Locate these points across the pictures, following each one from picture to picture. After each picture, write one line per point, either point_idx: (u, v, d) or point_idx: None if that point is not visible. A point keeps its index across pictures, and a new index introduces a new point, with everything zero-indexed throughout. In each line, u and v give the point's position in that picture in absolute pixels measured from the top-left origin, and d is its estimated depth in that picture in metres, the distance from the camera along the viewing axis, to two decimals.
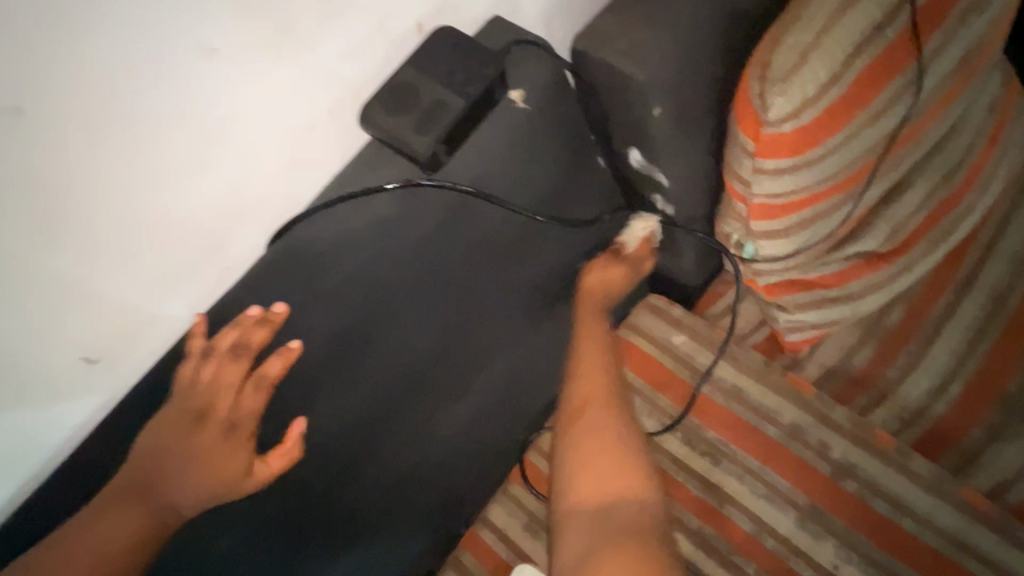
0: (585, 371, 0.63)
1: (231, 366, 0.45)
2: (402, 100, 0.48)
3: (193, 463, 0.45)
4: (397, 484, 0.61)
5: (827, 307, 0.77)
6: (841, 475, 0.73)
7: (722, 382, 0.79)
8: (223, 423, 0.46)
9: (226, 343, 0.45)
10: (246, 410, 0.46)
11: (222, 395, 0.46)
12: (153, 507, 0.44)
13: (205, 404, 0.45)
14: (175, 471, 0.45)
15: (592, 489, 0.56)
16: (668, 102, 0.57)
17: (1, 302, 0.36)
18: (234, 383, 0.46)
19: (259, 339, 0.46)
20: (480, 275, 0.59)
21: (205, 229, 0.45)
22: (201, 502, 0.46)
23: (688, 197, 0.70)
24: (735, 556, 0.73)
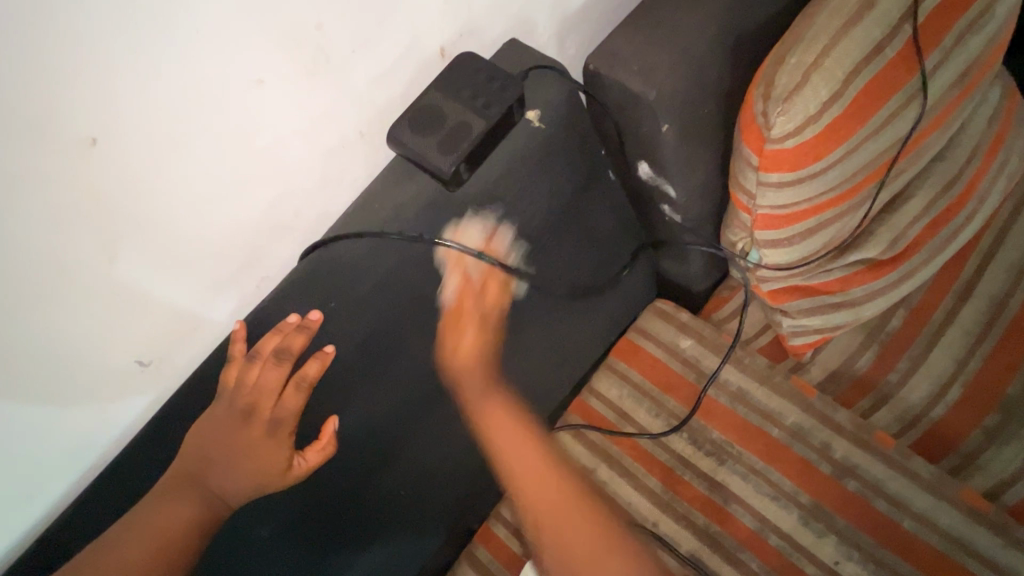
0: (513, 447, 0.59)
1: (273, 369, 0.49)
2: (429, 121, 0.52)
3: (239, 458, 0.49)
4: (418, 481, 0.65)
5: (830, 313, 0.79)
6: (843, 475, 0.75)
7: (727, 384, 0.82)
8: (267, 422, 0.50)
9: (270, 346, 0.49)
10: (287, 412, 0.50)
11: (265, 396, 0.50)
12: (204, 493, 0.49)
13: (251, 404, 0.50)
14: (222, 463, 0.49)
15: (578, 557, 0.52)
16: (676, 117, 0.60)
17: (73, 309, 0.40)
18: (274, 386, 0.50)
19: (299, 344, 0.50)
20: None
21: (248, 242, 0.49)
22: (246, 493, 0.50)
23: (695, 206, 0.72)
24: (740, 553, 0.75)
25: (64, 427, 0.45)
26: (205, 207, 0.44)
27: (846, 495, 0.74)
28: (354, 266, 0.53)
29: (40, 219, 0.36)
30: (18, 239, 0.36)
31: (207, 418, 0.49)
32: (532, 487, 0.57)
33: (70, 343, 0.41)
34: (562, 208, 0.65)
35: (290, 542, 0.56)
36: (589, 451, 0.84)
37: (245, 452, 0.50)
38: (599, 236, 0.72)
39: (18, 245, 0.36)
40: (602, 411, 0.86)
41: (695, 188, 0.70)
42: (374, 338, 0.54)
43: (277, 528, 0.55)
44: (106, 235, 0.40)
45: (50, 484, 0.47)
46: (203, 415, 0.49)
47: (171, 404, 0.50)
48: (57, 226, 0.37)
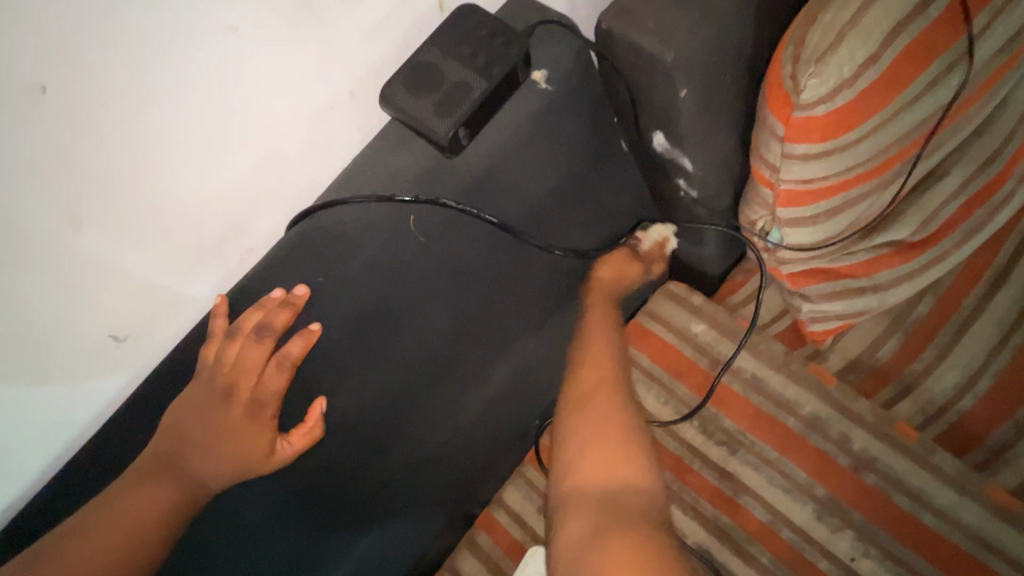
0: (590, 390, 0.58)
1: (254, 347, 0.46)
2: (424, 81, 0.47)
3: (220, 442, 0.47)
4: (417, 465, 0.62)
5: (853, 298, 0.75)
6: (861, 468, 0.71)
7: (741, 371, 0.78)
8: (247, 403, 0.47)
9: (252, 322, 0.47)
10: (270, 391, 0.48)
11: (246, 375, 0.47)
12: (182, 481, 0.47)
13: (229, 381, 0.47)
14: (201, 449, 0.47)
15: (599, 472, 0.51)
16: (695, 83, 0.55)
17: (34, 282, 0.37)
18: (256, 364, 0.47)
19: (282, 320, 0.47)
20: (501, 260, 0.59)
21: (228, 210, 0.46)
22: (227, 479, 0.48)
23: (712, 181, 0.68)
24: (750, 546, 0.72)
25: (32, 406, 0.42)
26: (178, 170, 0.40)
27: (864, 490, 0.71)
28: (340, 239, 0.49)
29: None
30: None
31: (184, 398, 0.47)
32: (586, 429, 0.55)
33: (31, 317, 0.38)
34: (568, 181, 0.61)
35: (278, 527, 0.54)
36: None
37: (223, 439, 0.47)
38: (606, 212, 0.69)
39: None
40: None
41: (713, 162, 0.65)
42: (366, 315, 0.51)
43: (261, 513, 0.52)
44: (65, 200, 0.36)
45: (24, 464, 0.45)
46: (182, 391, 0.47)
47: (150, 382, 0.48)
48: (7, 188, 0.33)
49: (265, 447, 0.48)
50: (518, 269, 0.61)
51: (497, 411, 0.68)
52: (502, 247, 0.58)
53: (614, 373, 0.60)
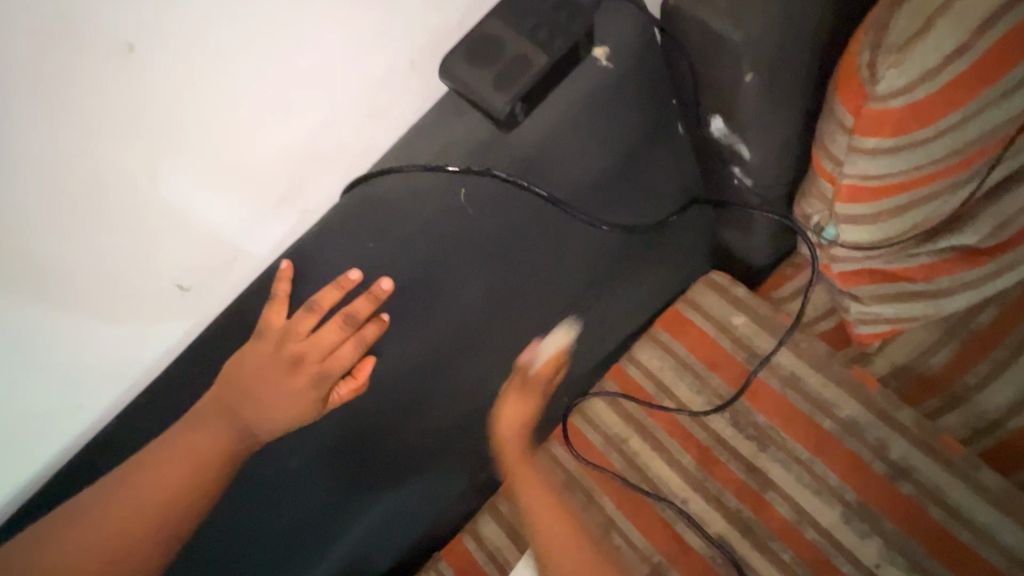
0: None
1: (335, 330, 0.50)
2: (486, 53, 0.47)
3: (281, 398, 0.51)
4: (451, 432, 0.65)
5: (907, 303, 0.73)
6: (896, 477, 0.70)
7: (780, 368, 0.77)
8: (314, 372, 0.51)
9: (330, 302, 0.49)
10: (338, 366, 0.51)
11: (315, 349, 0.50)
12: (237, 426, 0.51)
13: (300, 352, 0.50)
14: (261, 399, 0.51)
15: None
16: (762, 67, 0.53)
17: (115, 228, 0.41)
18: (330, 342, 0.50)
19: (365, 309, 0.50)
20: (546, 240, 0.59)
21: (290, 173, 0.48)
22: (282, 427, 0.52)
23: (770, 170, 0.65)
24: (773, 543, 0.71)
25: (108, 340, 0.46)
26: (240, 129, 0.42)
27: (898, 499, 0.69)
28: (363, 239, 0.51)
29: (58, 127, 0.35)
30: (60, 152, 0.36)
31: (244, 351, 0.49)
32: None
33: (105, 257, 0.41)
34: (620, 164, 0.60)
35: (316, 477, 0.58)
36: (623, 420, 0.82)
37: (285, 398, 0.51)
38: (658, 196, 0.68)
39: (40, 152, 0.35)
40: (641, 381, 0.83)
41: (771, 153, 0.63)
42: (407, 284, 0.52)
43: (303, 463, 0.56)
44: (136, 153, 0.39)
45: (89, 401, 0.48)
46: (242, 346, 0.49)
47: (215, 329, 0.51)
48: (84, 136, 0.36)
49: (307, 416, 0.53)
50: (559, 252, 0.61)
51: (529, 387, 0.69)
52: (544, 227, 0.58)
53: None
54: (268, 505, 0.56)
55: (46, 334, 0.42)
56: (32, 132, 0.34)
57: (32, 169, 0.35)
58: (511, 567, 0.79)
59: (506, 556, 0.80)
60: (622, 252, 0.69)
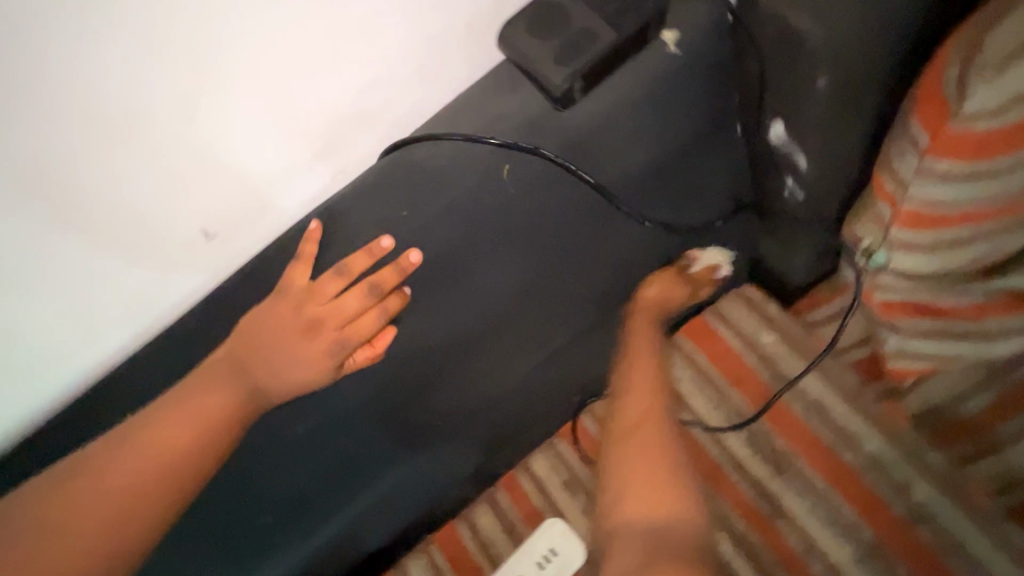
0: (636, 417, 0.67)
1: (359, 296, 0.49)
2: (552, 24, 0.48)
3: (291, 363, 0.49)
4: (461, 419, 0.63)
5: (950, 341, 0.70)
6: (916, 521, 0.67)
7: (805, 393, 0.75)
8: (333, 338, 0.49)
9: (358, 268, 0.48)
10: (357, 335, 0.49)
11: (336, 315, 0.49)
12: (244, 387, 0.49)
13: (318, 316, 0.49)
14: (272, 361, 0.49)
15: (640, 507, 0.59)
16: (837, 73, 0.50)
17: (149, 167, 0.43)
18: (352, 308, 0.49)
19: (391, 279, 0.49)
20: (585, 231, 0.57)
21: (325, 130, 0.50)
22: (288, 394, 0.51)
23: (824, 185, 0.62)
24: (777, 573, 0.68)
25: (122, 279, 0.47)
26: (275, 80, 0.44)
27: (915, 544, 0.66)
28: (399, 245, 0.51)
29: (105, 58, 0.37)
30: (104, 86, 0.38)
31: (264, 309, 0.49)
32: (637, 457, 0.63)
33: (132, 191, 0.43)
34: (670, 159, 0.57)
35: (321, 445, 0.56)
36: None
37: (292, 365, 0.49)
38: (703, 198, 0.64)
39: (82, 83, 0.37)
40: None
41: (829, 168, 0.60)
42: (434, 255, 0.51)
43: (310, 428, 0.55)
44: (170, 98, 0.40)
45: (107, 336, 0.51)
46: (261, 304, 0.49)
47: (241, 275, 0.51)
48: (109, 65, 0.38)
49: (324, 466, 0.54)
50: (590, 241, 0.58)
51: (545, 381, 0.66)
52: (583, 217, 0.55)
53: (655, 404, 0.68)
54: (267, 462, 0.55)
55: (64, 266, 0.43)
56: (77, 55, 0.36)
57: (77, 100, 0.38)
58: (502, 560, 0.77)
59: (499, 548, 0.78)
60: (659, 253, 0.66)
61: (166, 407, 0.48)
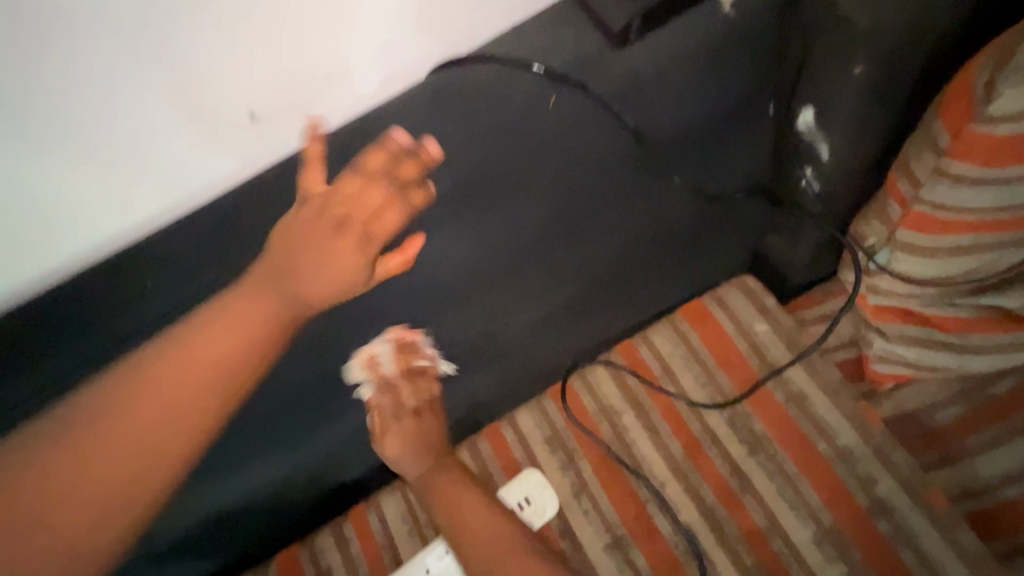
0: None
1: (376, 189, 0.55)
2: None
3: (321, 259, 0.56)
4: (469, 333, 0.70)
5: (931, 350, 0.73)
6: (876, 513, 0.70)
7: (789, 382, 0.77)
8: (358, 233, 0.55)
9: (376, 164, 0.56)
10: (382, 228, 0.56)
11: (357, 209, 0.55)
12: (282, 298, 0.58)
13: (341, 216, 0.55)
14: (303, 263, 0.57)
15: None
16: (871, 63, 0.58)
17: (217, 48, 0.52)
18: (375, 203, 0.55)
19: (407, 170, 0.57)
20: (607, 181, 0.62)
21: (371, 41, 0.59)
22: (327, 293, 0.59)
23: (841, 177, 0.67)
24: (738, 547, 0.71)
25: (176, 144, 0.56)
26: None
27: (873, 535, 0.69)
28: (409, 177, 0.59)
29: None
30: None
31: (303, 224, 0.57)
32: None
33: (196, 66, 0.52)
34: (703, 127, 0.62)
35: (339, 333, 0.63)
36: (622, 394, 0.81)
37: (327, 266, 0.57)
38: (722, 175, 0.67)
39: None
40: (648, 361, 0.83)
41: (848, 162, 0.65)
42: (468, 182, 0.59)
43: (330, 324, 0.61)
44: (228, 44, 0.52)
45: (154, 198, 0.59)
46: (297, 215, 0.58)
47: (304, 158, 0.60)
48: None
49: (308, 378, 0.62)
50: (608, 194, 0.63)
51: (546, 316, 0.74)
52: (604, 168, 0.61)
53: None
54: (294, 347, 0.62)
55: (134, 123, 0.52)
56: None
57: None
58: None
59: None
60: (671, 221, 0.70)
61: (189, 336, 0.57)
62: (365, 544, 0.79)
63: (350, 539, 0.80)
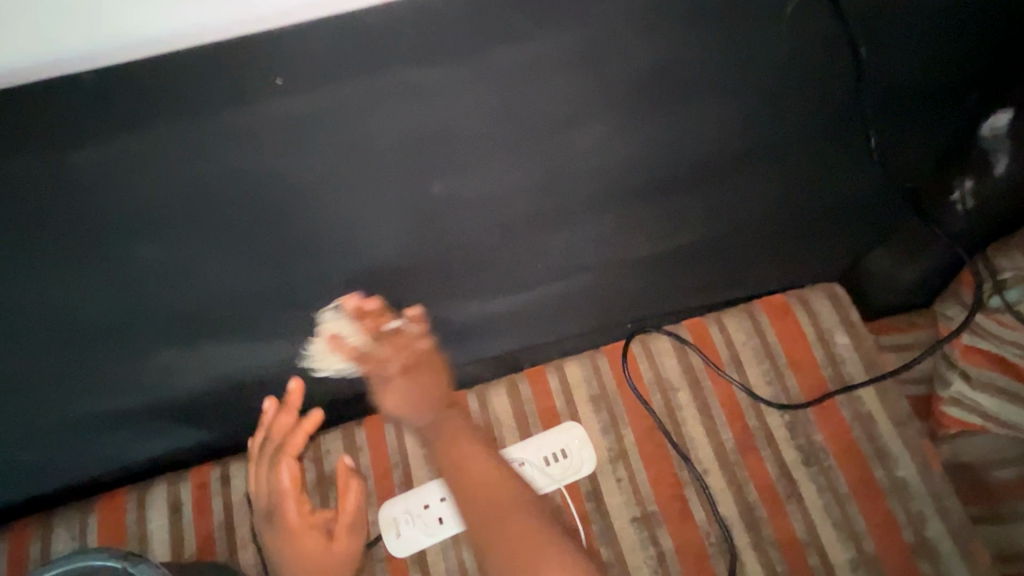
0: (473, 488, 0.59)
1: (286, 419, 0.71)
2: None
3: (268, 493, 0.68)
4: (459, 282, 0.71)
5: (1012, 406, 0.71)
6: (920, 553, 0.67)
7: (859, 403, 0.73)
8: (290, 457, 0.69)
9: (281, 422, 0.71)
10: (296, 438, 0.70)
11: (287, 437, 0.70)
12: (275, 539, 0.66)
13: (281, 442, 0.70)
14: (263, 508, 0.68)
15: None
16: None
17: None
18: (288, 424, 0.71)
19: (299, 426, 0.70)
20: (749, 127, 0.63)
21: None
22: (280, 528, 0.66)
23: (1001, 197, 0.68)
24: (772, 553, 0.67)
25: None
26: None
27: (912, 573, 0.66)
28: (556, 73, 0.54)
29: None
30: None
31: (281, 522, 0.66)
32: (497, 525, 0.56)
33: None
34: (870, 96, 0.64)
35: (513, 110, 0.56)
36: (682, 370, 0.76)
37: (291, 533, 0.66)
38: (839, 164, 0.69)
39: None
40: (717, 343, 0.78)
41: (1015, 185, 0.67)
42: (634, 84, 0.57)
43: (449, 189, 0.61)
44: None
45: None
46: (264, 452, 0.70)
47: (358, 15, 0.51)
48: None
49: (355, 553, 0.67)
50: (747, 136, 0.64)
51: (606, 258, 0.72)
52: (777, 92, 0.61)
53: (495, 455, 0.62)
54: (416, 182, 0.60)
55: None
56: None
57: None
58: (503, 444, 0.74)
59: (502, 433, 0.74)
60: (785, 191, 0.71)
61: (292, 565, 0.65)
62: (375, 456, 0.74)
63: (360, 447, 0.74)
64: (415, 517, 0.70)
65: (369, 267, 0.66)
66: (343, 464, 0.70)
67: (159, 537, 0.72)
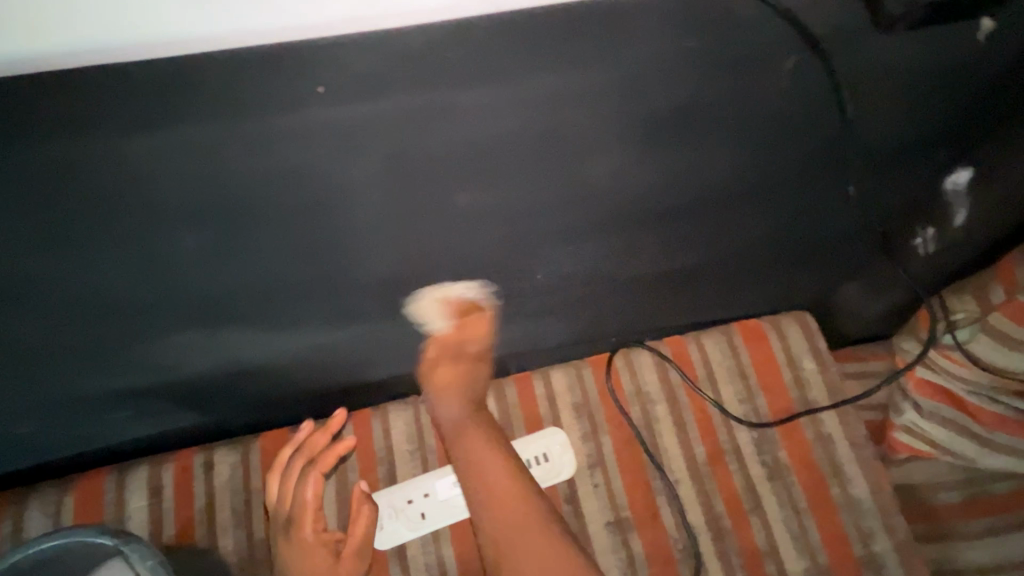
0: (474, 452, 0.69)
1: (321, 436, 0.74)
2: None
3: (283, 506, 0.71)
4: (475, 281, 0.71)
5: (958, 436, 0.78)
6: (868, 566, 0.72)
7: (822, 425, 0.79)
8: (318, 475, 0.72)
9: (317, 439, 0.74)
10: (330, 456, 0.73)
11: (315, 454, 0.73)
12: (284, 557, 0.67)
13: (310, 458, 0.73)
14: (278, 520, 0.70)
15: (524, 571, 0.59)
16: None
17: None
18: (320, 442, 0.74)
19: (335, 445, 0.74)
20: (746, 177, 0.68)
21: None
22: (291, 544, 0.68)
23: (954, 245, 0.77)
24: (733, 560, 0.72)
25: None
26: None
27: None
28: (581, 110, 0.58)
29: None
30: None
31: (290, 540, 0.68)
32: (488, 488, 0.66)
33: None
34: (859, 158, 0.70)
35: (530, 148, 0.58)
36: (660, 384, 0.81)
37: (303, 550, 0.68)
38: (819, 210, 0.75)
39: None
40: (695, 361, 0.82)
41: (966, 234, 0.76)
42: None
43: (474, 199, 0.62)
44: None
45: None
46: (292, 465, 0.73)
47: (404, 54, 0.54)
48: None
49: None
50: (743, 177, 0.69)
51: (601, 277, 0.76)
52: (773, 146, 0.66)
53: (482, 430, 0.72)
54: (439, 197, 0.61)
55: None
56: None
57: None
58: None
59: None
60: (769, 228, 0.76)
61: None
62: (362, 449, 0.76)
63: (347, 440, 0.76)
64: (399, 511, 0.73)
65: (376, 276, 0.68)
66: (359, 489, 0.71)
67: (139, 520, 0.72)
